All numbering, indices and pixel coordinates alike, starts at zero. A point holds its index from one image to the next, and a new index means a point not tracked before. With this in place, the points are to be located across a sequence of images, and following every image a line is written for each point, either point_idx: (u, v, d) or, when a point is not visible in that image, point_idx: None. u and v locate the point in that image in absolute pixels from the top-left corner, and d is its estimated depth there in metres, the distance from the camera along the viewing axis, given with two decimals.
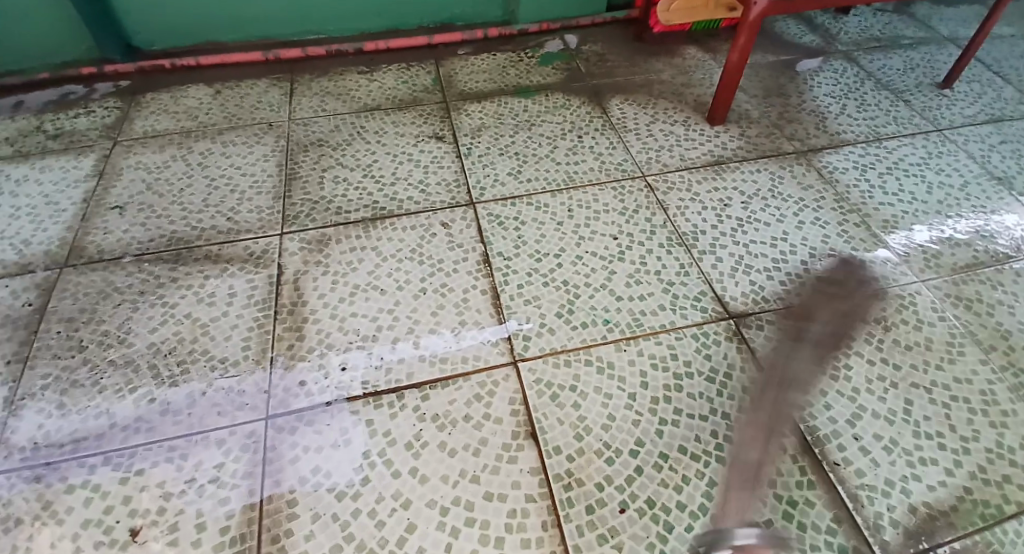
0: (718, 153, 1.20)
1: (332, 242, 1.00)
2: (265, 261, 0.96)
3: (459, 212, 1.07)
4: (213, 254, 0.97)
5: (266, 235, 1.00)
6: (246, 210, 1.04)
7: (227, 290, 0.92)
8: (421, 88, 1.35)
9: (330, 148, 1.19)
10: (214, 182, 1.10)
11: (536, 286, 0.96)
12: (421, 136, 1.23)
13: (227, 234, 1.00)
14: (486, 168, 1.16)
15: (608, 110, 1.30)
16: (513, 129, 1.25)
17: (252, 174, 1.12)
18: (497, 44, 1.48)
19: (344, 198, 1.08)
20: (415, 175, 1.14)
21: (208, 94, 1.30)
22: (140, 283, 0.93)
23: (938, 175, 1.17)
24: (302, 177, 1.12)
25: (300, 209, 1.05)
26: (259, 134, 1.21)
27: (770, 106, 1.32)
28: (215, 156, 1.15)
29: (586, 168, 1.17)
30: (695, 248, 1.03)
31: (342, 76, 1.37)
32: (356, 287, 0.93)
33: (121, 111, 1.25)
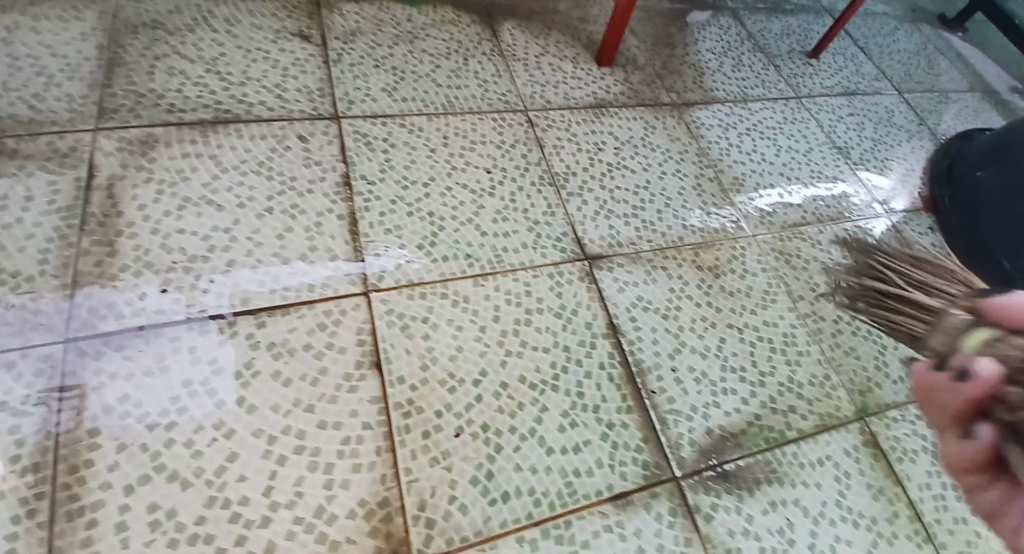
0: (601, 96, 1.20)
1: (158, 145, 0.92)
2: (71, 162, 0.87)
3: (321, 126, 1.01)
4: (8, 150, 0.86)
5: (75, 130, 0.91)
6: (54, 99, 0.93)
7: (24, 195, 0.83)
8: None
9: (166, 33, 1.05)
10: (17, 64, 0.95)
11: (398, 215, 0.93)
12: (284, 35, 1.11)
13: (29, 128, 0.89)
14: (356, 79, 1.08)
15: (498, 35, 1.25)
16: (393, 41, 1.16)
17: (64, 58, 0.99)
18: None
19: (180, 94, 0.98)
20: (269, 80, 1.04)
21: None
22: None
23: (787, 140, 1.26)
24: (127, 64, 1.00)
25: (121, 103, 0.95)
26: (79, 9, 1.06)
27: (657, 54, 1.33)
28: (24, 33, 1.00)
29: (467, 95, 1.12)
30: (564, 189, 1.04)
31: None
32: (186, 201, 0.88)
33: None
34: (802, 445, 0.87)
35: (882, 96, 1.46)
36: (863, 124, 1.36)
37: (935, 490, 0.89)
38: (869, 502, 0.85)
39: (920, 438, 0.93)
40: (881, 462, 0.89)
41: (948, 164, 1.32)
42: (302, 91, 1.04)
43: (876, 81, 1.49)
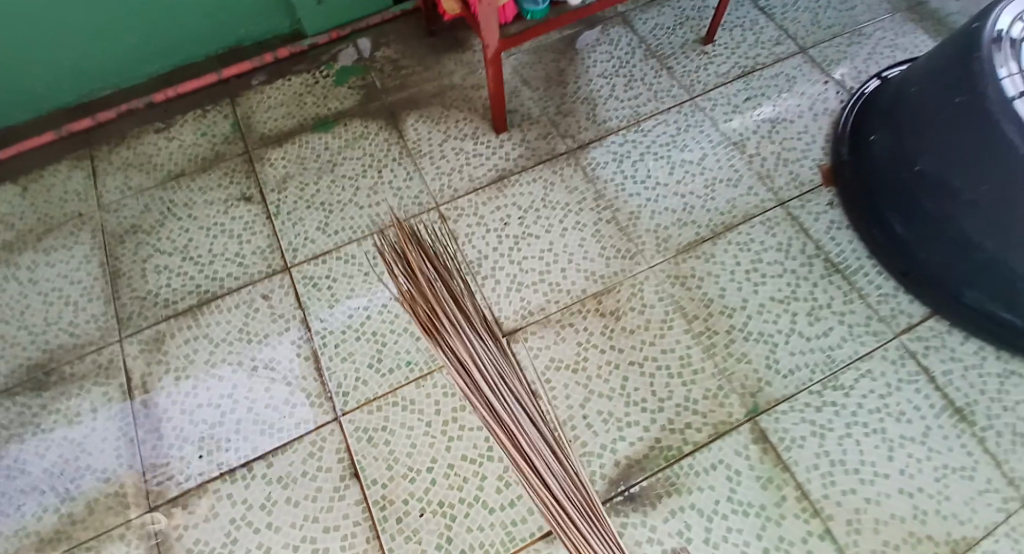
0: (501, 167, 1.38)
1: (167, 337, 1.21)
2: (113, 370, 1.19)
3: (277, 279, 1.26)
4: (67, 375, 1.19)
5: (107, 344, 1.22)
6: (85, 321, 1.24)
7: (89, 407, 1.16)
8: (219, 139, 1.43)
9: (145, 233, 1.33)
10: (48, 298, 1.27)
11: (350, 342, 1.19)
12: (230, 201, 1.36)
13: (74, 352, 1.21)
14: (295, 226, 1.33)
15: (404, 133, 1.44)
16: (317, 175, 1.39)
17: (81, 280, 1.29)
18: (289, 65, 1.53)
19: (170, 288, 1.27)
20: (229, 250, 1.30)
21: (20, 194, 1.40)
22: (19, 415, 1.16)
23: (680, 152, 1.36)
24: (124, 274, 1.29)
25: (127, 310, 1.25)
26: (76, 232, 1.34)
27: (550, 98, 1.47)
28: (45, 268, 1.31)
29: (387, 208, 1.34)
30: (478, 273, 1.25)
31: (141, 141, 1.44)
32: (197, 380, 1.17)
33: None
34: (698, 455, 1.06)
35: (784, 62, 1.51)
36: (761, 104, 1.43)
37: (823, 469, 1.04)
38: (756, 491, 1.03)
39: (808, 423, 1.07)
40: (770, 455, 1.05)
41: (861, 117, 1.36)
42: (256, 252, 1.30)
43: (778, 46, 1.54)
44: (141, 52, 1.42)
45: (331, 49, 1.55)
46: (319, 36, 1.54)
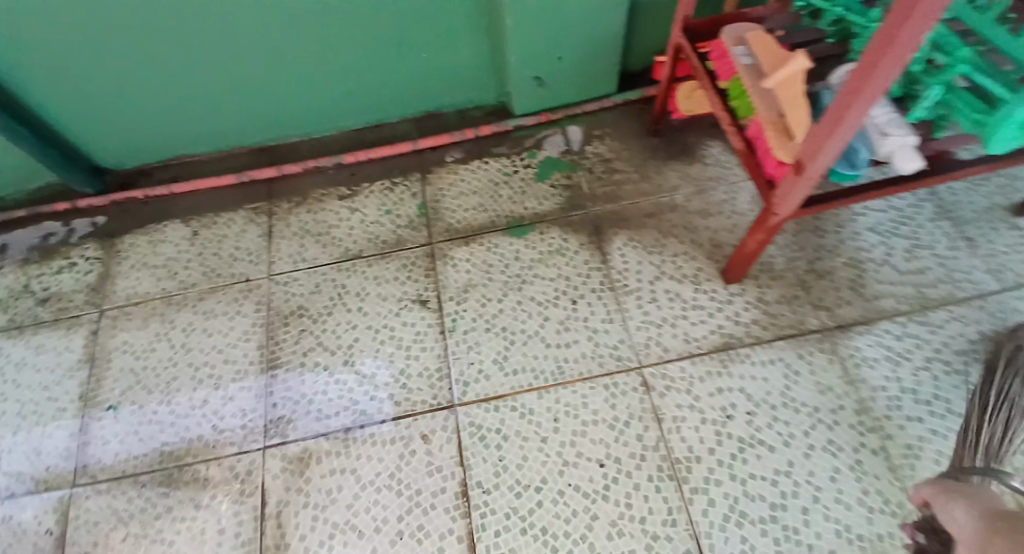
0: (728, 330, 1.09)
1: (312, 461, 1.08)
2: (248, 488, 1.07)
3: (440, 418, 1.08)
4: (202, 479, 1.08)
5: (248, 450, 1.10)
6: (229, 417, 1.13)
7: (216, 525, 1.04)
8: (403, 222, 1.31)
9: (310, 319, 1.21)
10: (197, 375, 1.18)
11: (513, 533, 0.97)
12: (405, 303, 1.21)
13: (214, 452, 1.10)
14: (469, 351, 1.14)
15: (609, 258, 1.19)
16: (502, 290, 1.19)
17: (235, 362, 1.18)
18: (490, 145, 1.39)
19: (324, 396, 1.13)
20: (393, 363, 1.15)
21: (185, 237, 1.34)
22: (140, 511, 1.07)
23: (983, 371, 1.02)
24: (282, 364, 1.17)
25: (276, 416, 1.12)
26: (240, 300, 1.25)
27: (798, 249, 1.15)
28: (198, 335, 1.22)
29: (578, 354, 1.10)
30: (686, 482, 0.98)
31: (323, 207, 1.35)
32: (336, 528, 1.02)
33: (103, 264, 1.31)
34: None
35: None
36: None
37: None
38: None
39: None
40: None
41: None
42: (414, 376, 1.13)
43: None
44: (334, 104, 1.37)
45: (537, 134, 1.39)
46: (529, 117, 1.38)
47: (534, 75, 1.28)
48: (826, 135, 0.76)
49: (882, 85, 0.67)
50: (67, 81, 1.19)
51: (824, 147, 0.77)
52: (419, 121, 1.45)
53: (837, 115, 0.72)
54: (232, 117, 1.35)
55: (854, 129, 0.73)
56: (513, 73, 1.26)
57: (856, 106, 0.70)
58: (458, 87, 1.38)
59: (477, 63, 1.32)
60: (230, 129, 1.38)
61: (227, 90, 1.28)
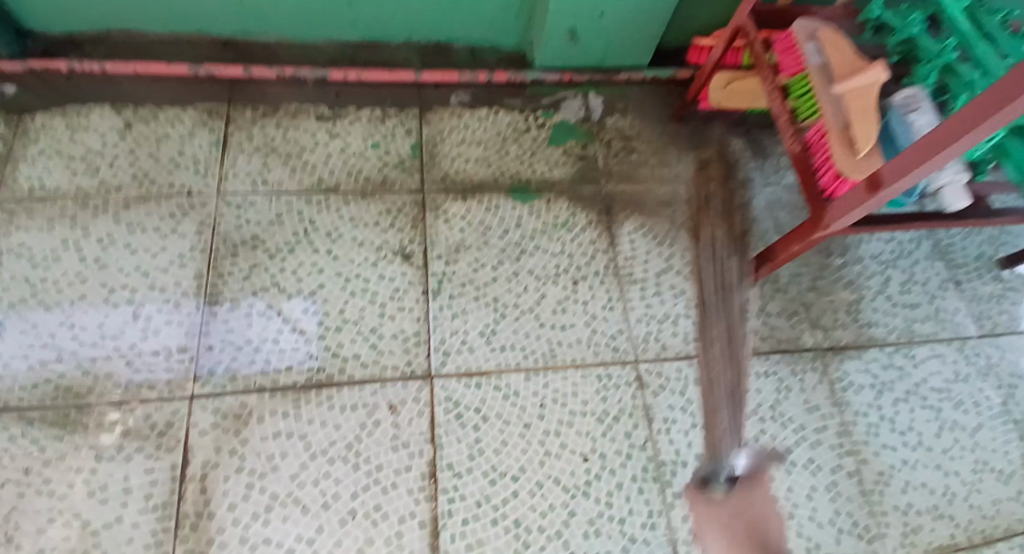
0: (728, 335, 1.05)
1: (253, 419, 0.93)
2: (167, 443, 0.91)
3: (411, 388, 0.96)
4: (103, 422, 0.91)
5: (172, 399, 0.94)
6: (149, 353, 0.97)
7: (122, 483, 0.88)
8: (392, 160, 1.19)
9: (265, 254, 1.07)
10: (112, 299, 1.01)
11: (482, 526, 0.87)
12: (383, 253, 1.09)
13: (124, 395, 0.93)
14: (454, 318, 1.03)
15: (617, 243, 1.13)
16: (498, 257, 1.10)
17: (164, 289, 1.02)
18: (504, 94, 1.27)
19: (276, 344, 0.99)
20: (364, 320, 1.02)
21: (115, 128, 1.15)
22: (21, 455, 0.88)
23: (954, 411, 1.04)
24: (225, 301, 1.02)
25: (206, 361, 0.97)
26: (177, 216, 1.09)
27: (803, 264, 1.13)
28: (118, 251, 1.05)
29: (573, 338, 1.02)
30: (670, 487, 0.92)
31: (296, 125, 1.20)
32: (273, 499, 0.88)
33: (3, 143, 1.11)
34: None
35: None
36: None
37: None
38: None
39: None
40: None
41: None
42: (388, 341, 1.00)
43: None
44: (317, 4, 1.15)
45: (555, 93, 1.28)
46: (553, 73, 1.25)
47: (569, 25, 1.14)
48: (918, 158, 0.73)
49: (1001, 121, 0.64)
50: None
51: (911, 169, 0.75)
52: (424, 51, 1.28)
53: (946, 138, 0.69)
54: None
55: (950, 157, 0.71)
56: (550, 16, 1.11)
57: (967, 135, 0.66)
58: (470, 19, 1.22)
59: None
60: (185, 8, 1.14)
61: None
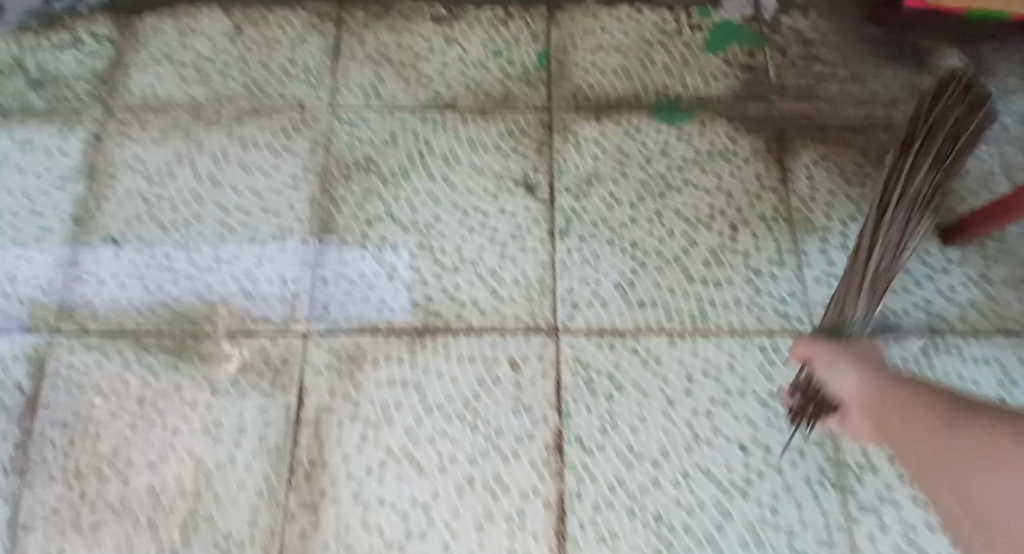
0: (902, 308, 0.90)
1: (366, 362, 0.91)
2: (281, 381, 0.89)
3: (534, 344, 0.90)
4: (223, 355, 0.90)
5: (286, 334, 0.93)
6: (265, 284, 0.95)
7: (236, 419, 0.86)
8: (515, 73, 1.12)
9: (378, 177, 1.04)
10: (226, 222, 1.00)
11: (614, 510, 0.80)
12: (503, 182, 1.04)
13: (236, 321, 0.93)
14: (584, 266, 0.95)
15: (788, 177, 1.00)
16: (635, 192, 1.00)
17: (278, 214, 1.01)
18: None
19: (392, 294, 0.96)
20: (484, 260, 0.97)
21: (227, 34, 1.13)
22: (140, 384, 0.88)
23: None
24: (339, 232, 1.00)
25: (322, 296, 0.95)
26: (290, 135, 1.06)
27: (1002, 237, 0.95)
28: (234, 171, 1.03)
29: (723, 301, 0.91)
30: (843, 490, 0.80)
31: (412, 32, 1.15)
32: (388, 453, 0.84)
33: (113, 49, 1.10)
34: None
35: None
36: None
37: None
38: None
39: None
40: None
41: None
42: (509, 286, 0.95)
43: None
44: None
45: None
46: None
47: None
48: None
49: None
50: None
51: None
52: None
53: None
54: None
55: None
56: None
57: None
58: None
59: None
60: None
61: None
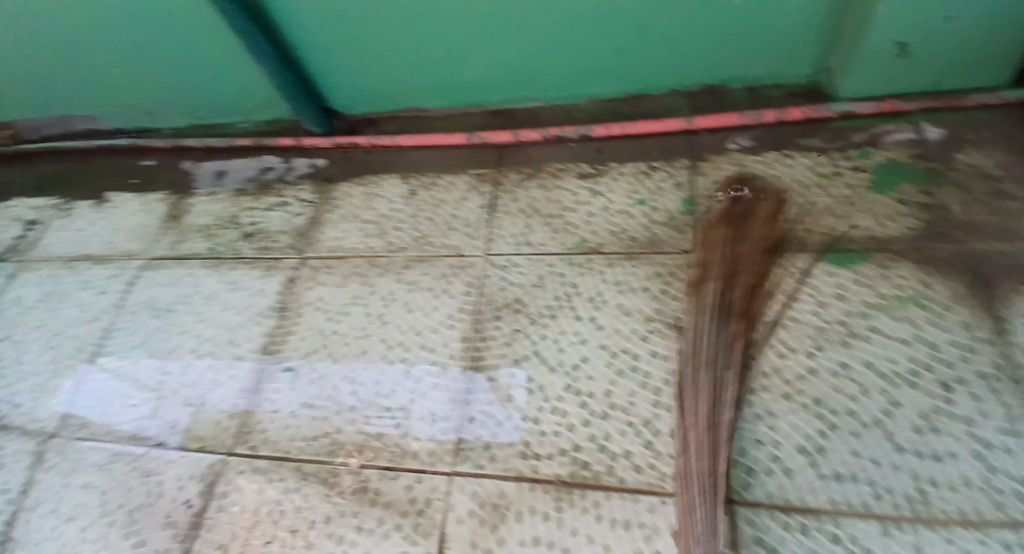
0: None
1: (510, 514, 0.86)
2: (425, 527, 0.87)
3: (700, 512, 0.82)
4: (372, 491, 0.91)
5: (432, 474, 0.92)
6: (415, 420, 0.97)
7: None
8: (660, 218, 1.11)
9: (528, 318, 1.05)
10: (389, 355, 1.04)
11: None
12: (652, 324, 0.99)
13: (389, 460, 0.94)
14: (755, 424, 0.87)
15: (1009, 327, 0.87)
16: (816, 340, 0.93)
17: (433, 350, 1.04)
18: (794, 133, 1.15)
19: (540, 438, 0.92)
20: (634, 408, 0.92)
21: (403, 194, 1.28)
22: (294, 514, 0.90)
23: None
24: (488, 369, 1.00)
25: (468, 436, 0.94)
26: (449, 278, 1.12)
27: None
28: (397, 308, 1.10)
29: (946, 477, 0.78)
30: None
31: (558, 186, 1.21)
32: None
33: (314, 208, 1.29)
34: None
35: None
36: None
37: None
38: None
39: None
40: None
41: None
42: (666, 441, 0.88)
43: None
44: (600, 65, 1.22)
45: (869, 128, 1.11)
46: (866, 103, 1.12)
47: (897, 39, 1.02)
48: None
49: None
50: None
51: None
52: (693, 96, 1.24)
53: None
54: (478, 64, 1.25)
55: None
56: (869, 33, 1.01)
57: None
58: (752, 60, 1.17)
59: (791, 18, 1.08)
60: (469, 77, 1.29)
61: (489, 23, 1.16)
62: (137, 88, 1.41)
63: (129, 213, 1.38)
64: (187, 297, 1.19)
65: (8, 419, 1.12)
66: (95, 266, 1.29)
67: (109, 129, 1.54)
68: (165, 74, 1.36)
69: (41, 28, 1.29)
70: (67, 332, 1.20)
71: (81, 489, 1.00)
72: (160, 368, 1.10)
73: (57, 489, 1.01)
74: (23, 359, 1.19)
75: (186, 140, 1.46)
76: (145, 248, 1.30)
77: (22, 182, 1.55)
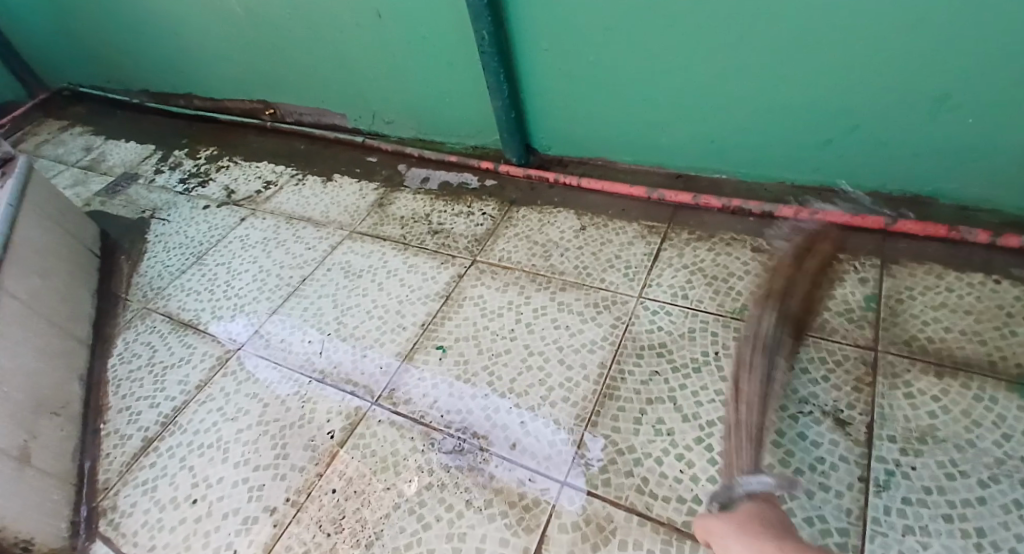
0: None
1: (614, 538, 0.87)
2: (528, 522, 0.90)
3: None
4: (486, 475, 0.96)
5: (546, 476, 0.94)
6: (541, 424, 1.01)
7: (478, 541, 0.89)
8: (833, 306, 1.09)
9: (670, 364, 1.06)
10: (529, 360, 1.10)
11: None
12: (803, 406, 0.97)
13: (507, 454, 0.98)
14: (900, 535, 0.82)
15: None
16: (987, 469, 0.85)
17: (571, 367, 1.08)
18: (1007, 261, 1.09)
19: (661, 479, 0.92)
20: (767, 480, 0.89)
21: (575, 228, 1.36)
22: (415, 472, 0.98)
23: None
24: (618, 399, 1.02)
25: (586, 453, 0.96)
26: (601, 308, 1.17)
27: None
28: (547, 322, 1.16)
29: None
30: None
31: (728, 254, 1.23)
32: None
33: (494, 222, 1.42)
34: None
35: None
36: None
37: None
38: None
39: None
40: None
41: None
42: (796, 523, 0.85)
43: None
44: (800, 152, 1.24)
45: None
46: None
47: None
48: None
49: None
50: (571, 47, 1.30)
51: None
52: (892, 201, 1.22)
53: None
54: (679, 131, 1.33)
55: None
56: None
57: None
58: (967, 180, 1.13)
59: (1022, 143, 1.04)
60: (664, 140, 1.37)
61: (701, 94, 1.24)
62: (382, 97, 1.66)
63: (347, 192, 1.61)
64: (374, 268, 1.35)
65: (206, 326, 1.31)
66: (310, 228, 1.51)
67: (347, 126, 1.82)
68: (410, 90, 1.60)
69: (340, 39, 1.58)
70: (272, 271, 1.40)
71: (241, 398, 1.14)
72: (338, 319, 1.25)
73: (221, 395, 1.16)
74: (234, 283, 1.40)
75: (407, 148, 1.69)
76: (352, 222, 1.50)
77: (269, 152, 1.87)
